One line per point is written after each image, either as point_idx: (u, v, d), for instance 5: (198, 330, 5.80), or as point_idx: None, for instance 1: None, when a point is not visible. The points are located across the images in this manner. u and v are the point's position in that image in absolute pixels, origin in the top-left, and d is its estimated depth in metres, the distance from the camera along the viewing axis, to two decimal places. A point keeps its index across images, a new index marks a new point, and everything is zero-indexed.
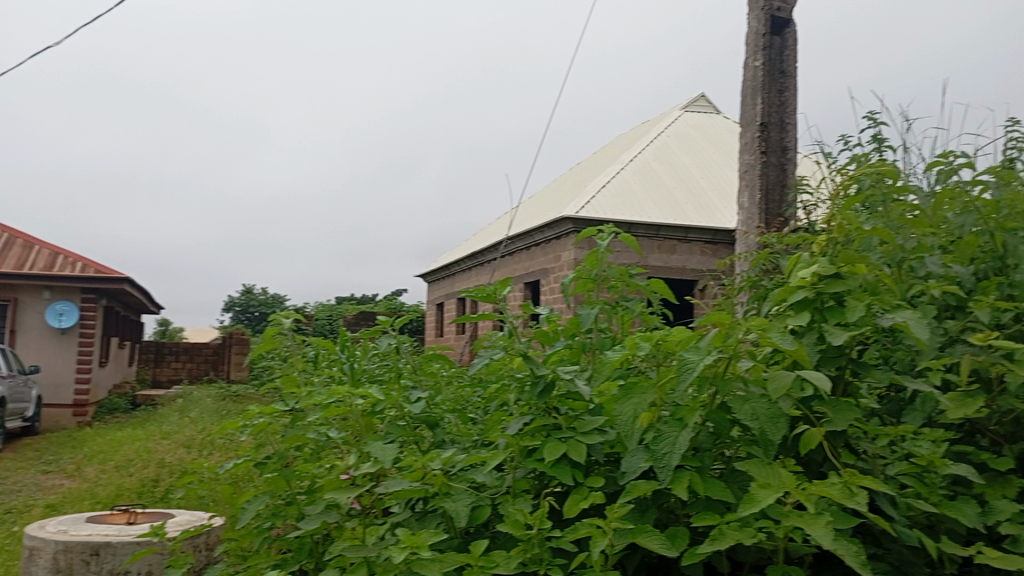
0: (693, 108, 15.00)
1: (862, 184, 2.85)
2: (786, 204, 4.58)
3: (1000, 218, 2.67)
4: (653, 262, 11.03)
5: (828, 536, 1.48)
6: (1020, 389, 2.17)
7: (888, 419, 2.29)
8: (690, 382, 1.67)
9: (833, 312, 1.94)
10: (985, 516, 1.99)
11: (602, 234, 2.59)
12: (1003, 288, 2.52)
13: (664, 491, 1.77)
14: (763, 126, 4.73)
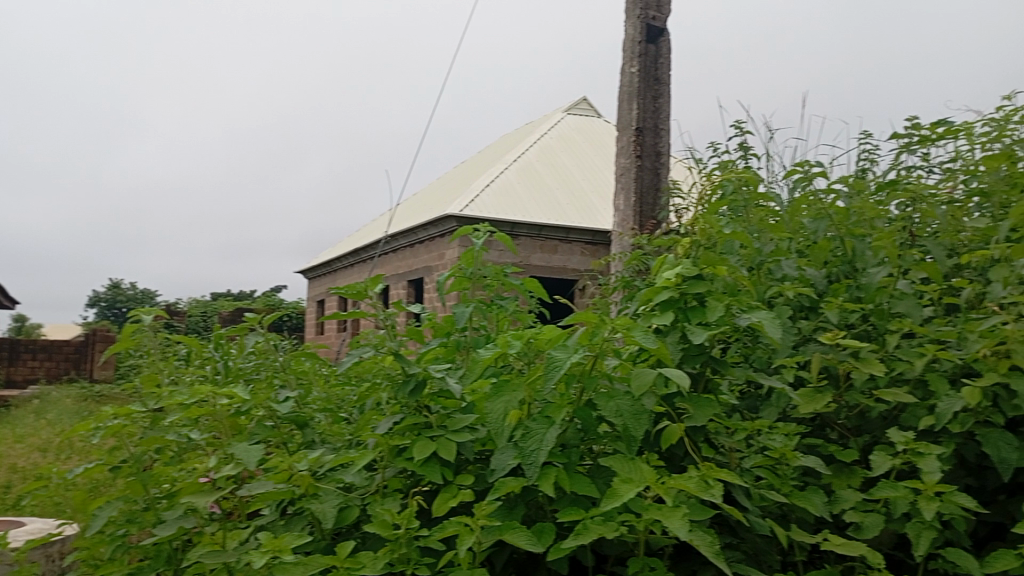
0: (574, 111, 15.29)
1: (727, 190, 2.98)
2: (659, 207, 4.73)
3: (850, 224, 2.85)
4: (534, 261, 11.16)
5: (685, 527, 1.54)
6: (864, 385, 2.33)
7: (746, 414, 2.41)
8: (557, 379, 1.70)
9: (695, 312, 2.02)
10: (832, 505, 2.12)
11: (477, 232, 2.60)
12: (851, 290, 2.69)
13: (532, 488, 1.79)
14: (638, 131, 4.87)
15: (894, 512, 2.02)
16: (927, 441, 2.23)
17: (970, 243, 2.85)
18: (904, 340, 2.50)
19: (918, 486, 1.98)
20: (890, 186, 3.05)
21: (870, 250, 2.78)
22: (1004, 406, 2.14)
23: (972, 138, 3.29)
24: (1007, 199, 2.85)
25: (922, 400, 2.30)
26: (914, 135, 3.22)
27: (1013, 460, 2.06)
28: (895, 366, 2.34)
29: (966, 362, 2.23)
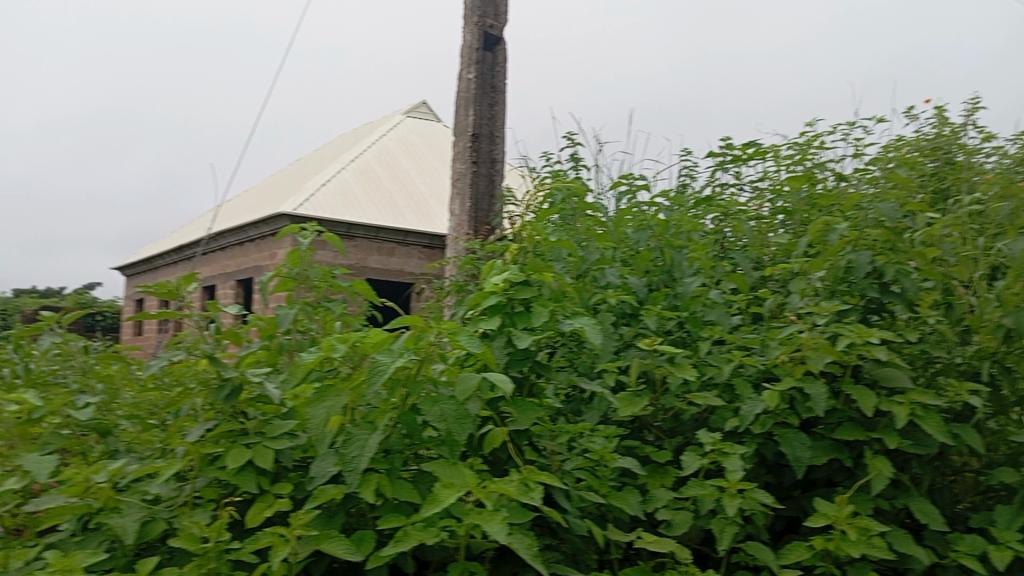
0: (414, 115, 15.22)
1: (556, 199, 3.05)
2: (494, 213, 4.79)
3: (669, 236, 3.01)
4: (372, 263, 11.01)
5: (503, 531, 1.55)
6: (678, 389, 2.45)
7: (569, 417, 2.47)
8: (380, 383, 1.68)
9: (521, 317, 2.05)
10: (646, 504, 2.21)
11: (305, 231, 2.50)
12: (669, 298, 2.83)
13: (352, 495, 1.75)
14: (474, 137, 4.90)
15: (701, 509, 2.14)
16: (733, 442, 2.37)
17: (775, 258, 3.08)
18: (715, 346, 2.66)
19: (723, 484, 2.10)
20: (706, 202, 3.25)
21: (686, 261, 2.94)
22: (799, 408, 2.32)
23: (778, 161, 3.58)
24: (807, 218, 3.12)
25: (729, 403, 2.45)
26: (727, 154, 3.47)
27: (806, 458, 2.24)
28: (706, 370, 2.49)
29: (768, 367, 2.41)
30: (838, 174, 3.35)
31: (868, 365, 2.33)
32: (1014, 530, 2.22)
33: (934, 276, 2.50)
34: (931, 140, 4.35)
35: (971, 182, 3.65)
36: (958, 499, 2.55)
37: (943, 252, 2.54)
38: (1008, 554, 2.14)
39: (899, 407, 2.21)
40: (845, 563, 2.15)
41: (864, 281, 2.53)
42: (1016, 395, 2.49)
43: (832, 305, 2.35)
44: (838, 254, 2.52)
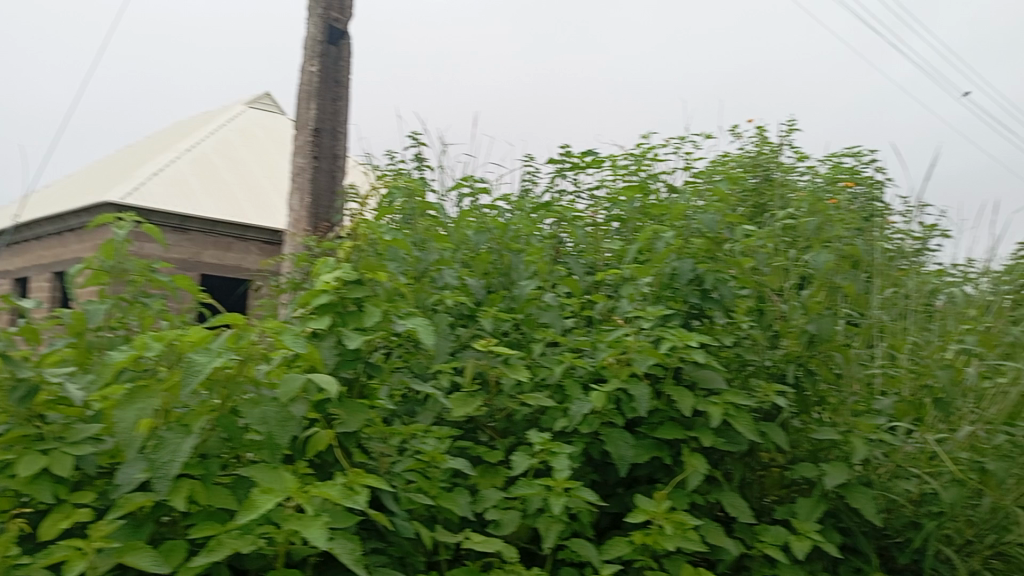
0: (256, 105, 14.64)
1: (395, 199, 3.02)
2: (334, 210, 4.67)
3: (507, 239, 3.05)
4: (206, 258, 10.46)
5: (323, 536, 1.52)
6: (511, 390, 2.49)
7: (403, 419, 2.45)
8: (195, 385, 1.59)
9: (352, 316, 2.00)
10: (476, 504, 2.23)
11: (121, 223, 2.35)
12: (506, 300, 2.87)
13: (163, 503, 1.65)
14: (315, 132, 4.77)
15: (529, 508, 2.18)
16: (562, 441, 2.43)
17: (608, 263, 3.19)
18: (548, 348, 2.72)
19: (550, 483, 2.15)
20: (544, 206, 3.33)
21: (523, 264, 2.99)
22: (624, 408, 2.41)
23: (614, 170, 3.74)
24: (639, 226, 3.26)
25: (560, 403, 2.51)
26: (567, 160, 3.76)
27: (629, 456, 2.34)
28: (538, 372, 2.53)
29: (596, 369, 2.47)
30: (669, 185, 3.52)
31: (687, 367, 2.46)
32: (812, 520, 2.41)
33: (749, 284, 2.67)
34: (753, 157, 4.69)
35: (786, 198, 3.95)
36: (765, 493, 2.74)
37: (757, 262, 2.73)
38: (806, 543, 2.32)
39: (714, 407, 2.35)
40: (663, 556, 2.25)
41: (687, 287, 2.67)
42: (816, 395, 2.71)
43: (657, 310, 2.47)
44: (664, 261, 2.65)
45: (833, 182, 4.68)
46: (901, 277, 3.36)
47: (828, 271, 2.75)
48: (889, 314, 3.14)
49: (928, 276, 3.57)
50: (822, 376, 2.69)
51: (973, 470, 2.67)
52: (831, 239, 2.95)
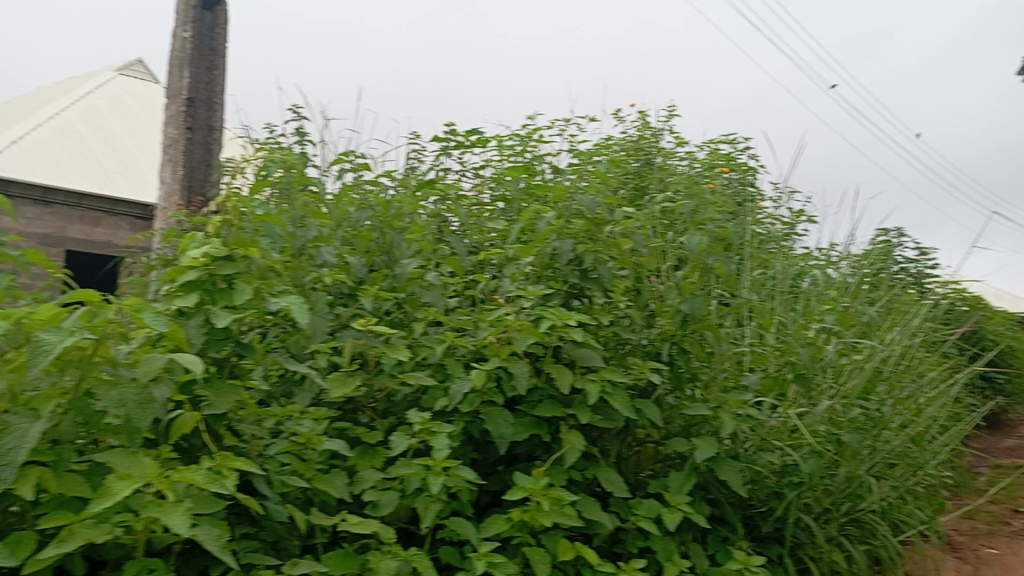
0: (128, 72, 13.83)
1: (270, 171, 2.91)
2: (210, 184, 4.47)
3: (390, 216, 3.00)
4: (72, 233, 9.79)
5: (185, 523, 1.46)
6: (392, 369, 2.46)
7: (280, 401, 2.38)
8: (44, 365, 1.49)
9: (222, 294, 1.92)
10: (353, 485, 2.19)
11: None
12: (388, 279, 2.82)
13: (10, 492, 1.54)
14: (189, 101, 4.55)
15: (408, 488, 2.16)
16: (441, 420, 2.42)
17: (491, 242, 3.19)
18: (430, 327, 2.70)
19: (428, 463, 2.14)
20: (428, 184, 3.29)
21: (405, 242, 2.96)
22: (503, 386, 2.41)
23: (500, 150, 3.74)
24: (524, 206, 3.28)
25: (441, 382, 2.49)
26: (451, 139, 3.74)
27: (508, 434, 2.35)
28: (419, 351, 2.51)
29: (476, 348, 2.47)
30: (553, 167, 3.56)
31: (566, 346, 2.49)
32: (682, 493, 2.50)
33: (627, 265, 2.73)
34: (635, 142, 4.79)
35: (664, 181, 4.07)
36: (640, 468, 2.82)
37: (635, 243, 2.79)
38: (676, 515, 2.40)
39: (591, 385, 2.39)
40: (540, 532, 2.29)
41: (567, 267, 2.68)
42: (689, 372, 2.79)
43: (537, 290, 2.49)
44: (545, 241, 2.67)
45: (710, 168, 4.85)
46: (770, 259, 3.53)
47: (701, 253, 2.84)
48: (758, 294, 3.28)
49: (795, 258, 3.76)
50: (694, 354, 2.78)
51: (829, 441, 2.83)
52: (705, 222, 3.05)
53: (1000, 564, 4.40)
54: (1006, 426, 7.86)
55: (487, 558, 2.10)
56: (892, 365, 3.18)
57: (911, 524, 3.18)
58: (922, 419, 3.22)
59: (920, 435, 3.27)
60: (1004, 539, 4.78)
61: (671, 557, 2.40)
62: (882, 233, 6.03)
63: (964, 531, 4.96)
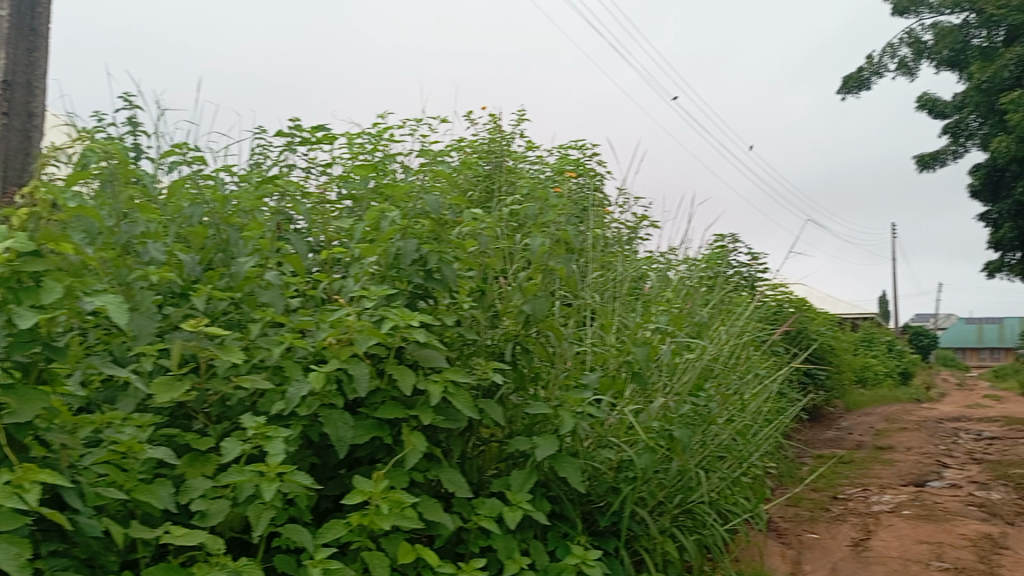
0: None
1: (91, 161, 2.71)
2: (28, 174, 4.13)
3: (227, 212, 2.88)
4: None
5: None
6: (225, 372, 2.34)
7: (100, 408, 2.23)
8: None
9: (28, 292, 1.77)
10: (180, 495, 2.08)
11: None
12: (224, 278, 2.69)
13: None
14: (4, 84, 4.18)
15: (239, 496, 2.07)
16: (278, 424, 2.34)
17: (337, 242, 3.13)
18: (268, 328, 2.59)
19: (262, 469, 2.05)
20: (270, 180, 3.17)
21: (241, 240, 2.85)
22: (344, 389, 2.36)
23: (350, 148, 3.68)
24: (372, 205, 3.23)
25: (278, 386, 2.41)
26: (297, 135, 3.64)
27: (348, 438, 2.30)
28: (255, 353, 2.41)
29: (316, 350, 2.40)
30: (402, 165, 3.53)
31: (409, 346, 2.46)
32: (524, 491, 2.53)
33: (471, 266, 2.74)
34: (486, 145, 4.83)
35: (513, 184, 4.12)
36: (484, 468, 2.84)
37: (479, 244, 2.79)
38: (517, 513, 2.43)
39: (433, 385, 2.38)
40: (380, 536, 2.26)
41: (411, 267, 2.65)
42: (531, 371, 2.84)
43: (380, 290, 2.45)
44: (388, 240, 2.62)
45: (559, 172, 4.96)
46: (612, 261, 3.65)
47: (542, 255, 2.88)
48: (600, 295, 3.39)
49: (636, 261, 3.91)
50: (536, 353, 2.83)
51: (662, 436, 2.96)
52: (548, 224, 3.11)
53: (819, 548, 4.75)
54: (826, 419, 8.52)
55: (323, 565, 2.04)
56: (721, 362, 3.37)
57: (737, 513, 3.38)
58: (746, 413, 3.43)
59: (745, 428, 3.48)
60: (824, 524, 5.17)
61: (512, 555, 2.43)
62: (719, 238, 6.39)
63: (789, 517, 5.32)
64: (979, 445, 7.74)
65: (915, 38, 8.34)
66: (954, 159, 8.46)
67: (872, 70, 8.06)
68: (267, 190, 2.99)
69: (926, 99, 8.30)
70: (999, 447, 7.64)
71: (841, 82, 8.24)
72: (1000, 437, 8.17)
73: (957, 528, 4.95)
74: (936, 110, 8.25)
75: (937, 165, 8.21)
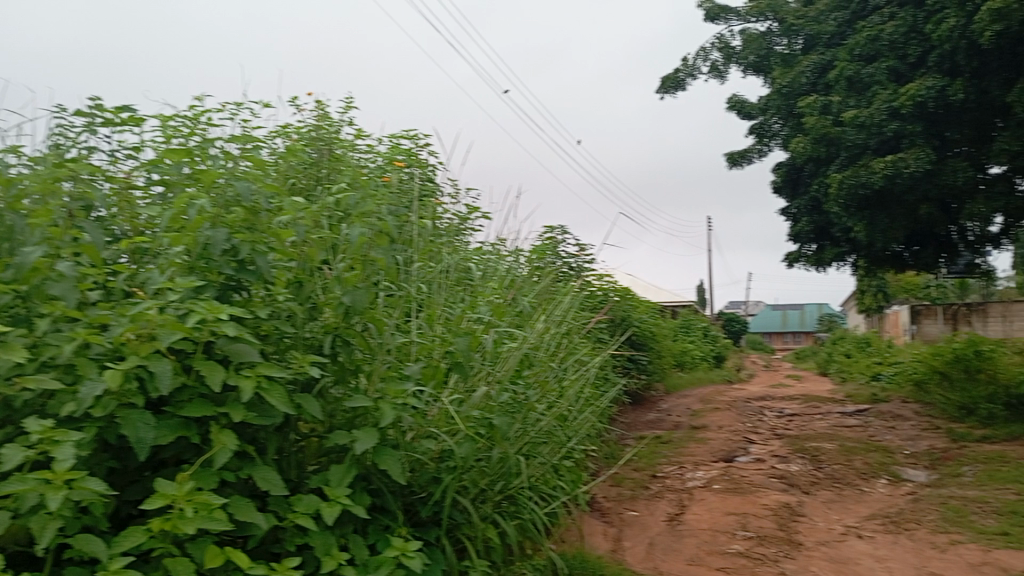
0: None
1: None
2: None
3: (13, 197, 2.62)
4: None
5: None
6: (7, 373, 2.14)
7: None
8: None
9: None
10: None
11: None
12: (8, 269, 2.45)
13: None
14: None
15: (22, 507, 1.90)
16: (69, 428, 2.16)
17: (144, 230, 2.94)
18: (60, 323, 2.39)
19: (47, 477, 1.89)
20: (67, 162, 2.93)
21: (29, 227, 2.60)
22: (145, 387, 2.21)
23: (161, 131, 3.47)
24: (184, 191, 3.05)
25: (70, 386, 2.23)
26: (98, 116, 3.38)
27: (150, 439, 2.16)
28: (44, 351, 2.22)
29: (112, 346, 2.23)
30: (220, 149, 3.35)
31: (219, 341, 2.34)
32: (342, 485, 2.48)
33: (287, 256, 2.65)
34: (311, 132, 4.69)
35: (339, 172, 4.03)
36: (304, 463, 2.77)
37: (297, 234, 2.70)
38: (335, 509, 2.39)
39: (244, 381, 2.28)
40: (186, 540, 2.15)
41: (221, 258, 2.52)
42: (352, 364, 2.78)
43: (186, 282, 2.32)
44: (197, 229, 2.48)
45: (389, 162, 4.90)
46: (439, 252, 3.65)
47: (363, 245, 2.83)
48: (425, 285, 3.38)
49: (461, 251, 3.93)
50: (357, 345, 2.78)
51: (482, 425, 3.00)
52: (370, 213, 3.06)
53: (638, 524, 5.00)
54: (647, 402, 8.96)
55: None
56: (541, 351, 3.45)
57: (557, 496, 3.49)
58: (565, 400, 3.54)
59: (564, 413, 3.59)
60: (643, 502, 5.44)
61: (329, 552, 2.38)
62: (548, 229, 6.55)
63: (612, 496, 5.56)
64: (781, 421, 8.42)
65: (725, 42, 8.90)
66: (760, 157, 9.10)
67: (687, 72, 8.52)
68: (61, 173, 2.75)
69: (735, 101, 8.88)
70: (797, 422, 8.34)
71: (660, 82, 8.65)
72: (798, 413, 8.91)
73: (760, 499, 5.36)
74: (744, 111, 8.85)
75: (745, 163, 8.81)
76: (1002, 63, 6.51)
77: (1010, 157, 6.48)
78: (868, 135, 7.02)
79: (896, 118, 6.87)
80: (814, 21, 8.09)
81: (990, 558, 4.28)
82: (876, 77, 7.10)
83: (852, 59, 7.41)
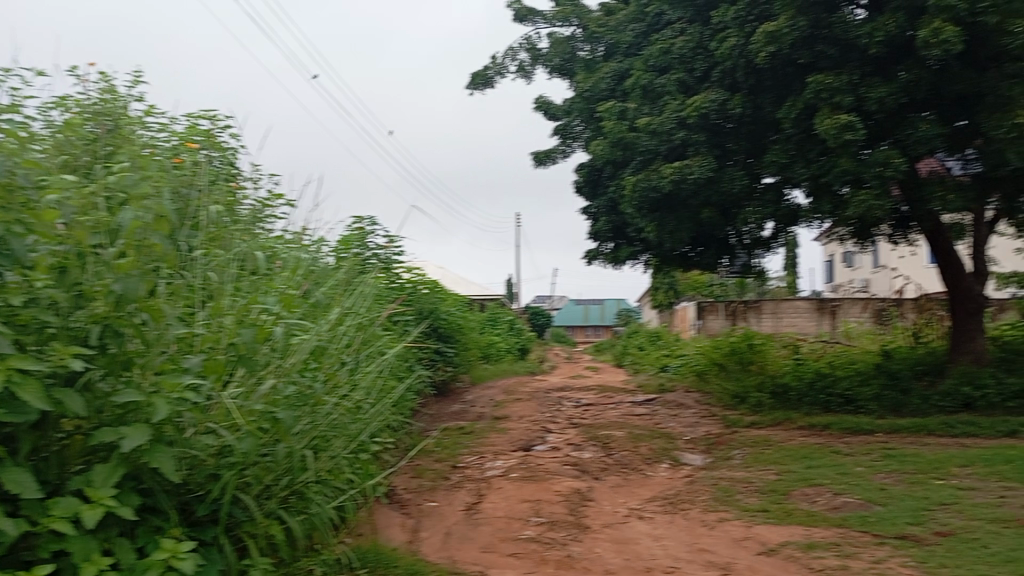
0: None
1: None
2: None
3: None
4: None
5: None
6: None
7: None
8: None
9: None
10: None
11: None
12: None
13: None
14: None
15: None
16: None
17: None
18: None
19: None
20: None
21: None
22: None
23: None
24: None
25: None
26: None
27: None
28: None
29: None
30: None
31: None
32: (107, 486, 2.33)
33: (50, 239, 2.44)
34: (94, 105, 4.35)
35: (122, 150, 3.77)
36: (67, 464, 2.57)
37: (62, 216, 2.49)
38: (98, 510, 2.24)
39: None
40: None
41: None
42: (124, 356, 2.61)
43: None
44: None
45: (182, 142, 4.63)
46: (230, 239, 3.50)
47: (139, 230, 2.66)
48: (212, 273, 3.22)
49: (257, 239, 3.79)
50: (130, 336, 2.61)
51: (266, 419, 2.91)
52: (150, 195, 2.88)
53: (436, 514, 5.05)
54: (452, 393, 9.06)
55: None
56: (332, 342, 3.39)
57: (346, 490, 3.45)
58: (357, 392, 3.50)
59: (356, 406, 3.55)
60: (442, 492, 5.51)
61: (89, 557, 2.24)
62: (353, 220, 6.46)
63: (411, 487, 5.59)
64: (578, 411, 8.82)
65: (532, 43, 9.16)
66: (563, 157, 9.44)
67: (496, 69, 8.69)
68: None
69: (542, 102, 9.16)
70: (592, 412, 8.76)
71: (470, 78, 8.76)
72: (594, 403, 9.37)
73: (553, 485, 5.59)
74: (550, 112, 9.15)
75: (550, 163, 9.10)
76: (773, 83, 7.14)
77: (780, 168, 7.13)
78: (660, 142, 7.49)
79: (683, 127, 7.39)
80: (613, 30, 8.52)
81: (751, 533, 4.71)
82: (666, 87, 7.59)
83: (647, 69, 7.88)
